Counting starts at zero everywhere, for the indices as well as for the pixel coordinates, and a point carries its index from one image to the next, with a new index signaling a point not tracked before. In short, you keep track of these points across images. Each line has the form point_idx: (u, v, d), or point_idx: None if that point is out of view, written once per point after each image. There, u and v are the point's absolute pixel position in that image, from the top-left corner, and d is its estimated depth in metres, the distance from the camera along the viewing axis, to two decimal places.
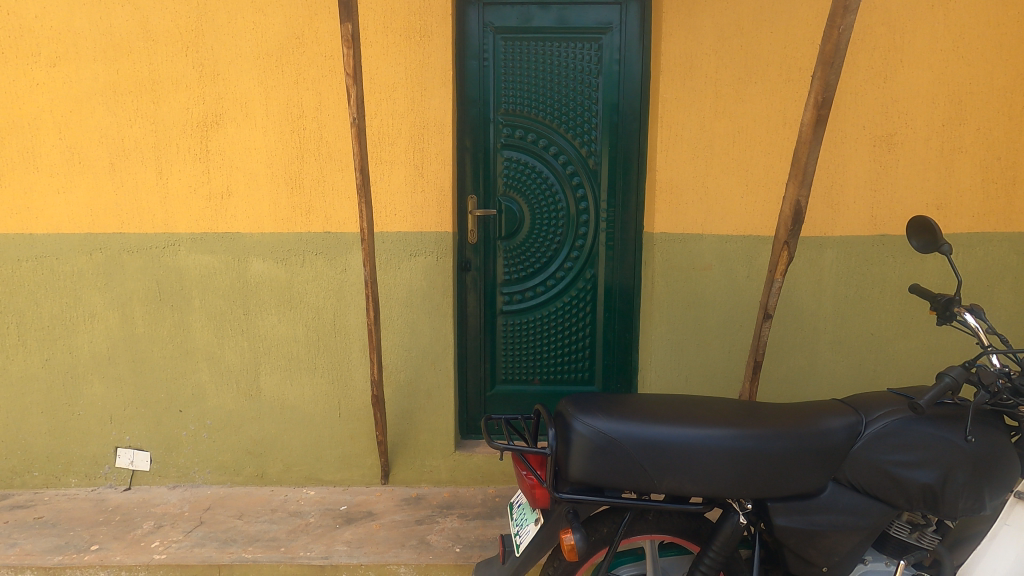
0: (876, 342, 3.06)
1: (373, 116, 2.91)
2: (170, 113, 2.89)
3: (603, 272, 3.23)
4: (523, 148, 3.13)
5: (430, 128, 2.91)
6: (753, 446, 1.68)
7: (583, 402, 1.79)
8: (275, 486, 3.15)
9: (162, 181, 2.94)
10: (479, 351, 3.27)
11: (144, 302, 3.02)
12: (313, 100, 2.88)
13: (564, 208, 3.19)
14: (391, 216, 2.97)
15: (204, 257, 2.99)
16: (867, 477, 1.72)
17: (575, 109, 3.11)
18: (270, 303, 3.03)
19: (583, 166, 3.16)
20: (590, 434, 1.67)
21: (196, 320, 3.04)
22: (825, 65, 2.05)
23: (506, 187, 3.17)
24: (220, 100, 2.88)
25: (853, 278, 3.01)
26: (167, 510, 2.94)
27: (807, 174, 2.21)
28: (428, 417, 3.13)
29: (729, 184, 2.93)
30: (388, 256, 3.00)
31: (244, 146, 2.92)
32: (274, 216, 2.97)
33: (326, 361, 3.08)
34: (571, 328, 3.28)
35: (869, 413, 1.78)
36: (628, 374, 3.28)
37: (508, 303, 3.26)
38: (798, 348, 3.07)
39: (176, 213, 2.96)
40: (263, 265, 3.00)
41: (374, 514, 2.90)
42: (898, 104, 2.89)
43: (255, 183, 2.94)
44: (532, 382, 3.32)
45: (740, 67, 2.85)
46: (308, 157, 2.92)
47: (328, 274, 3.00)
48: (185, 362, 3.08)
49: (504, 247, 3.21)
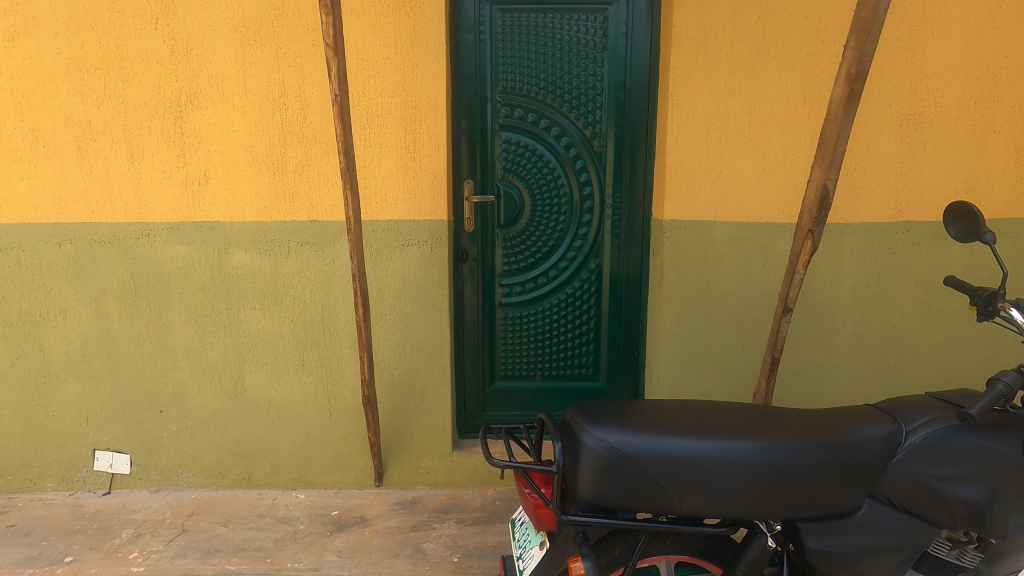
0: (898, 336, 2.88)
1: (361, 96, 2.69)
2: (139, 92, 2.66)
3: (608, 262, 3.04)
4: (522, 129, 2.92)
5: (423, 108, 2.70)
6: (782, 462, 1.51)
7: (591, 408, 1.64)
8: (264, 490, 2.99)
9: (134, 167, 2.72)
10: (477, 345, 3.10)
11: (119, 296, 2.83)
12: (295, 78, 2.66)
13: (567, 193, 2.99)
14: (381, 204, 2.77)
15: (183, 248, 2.79)
16: (907, 493, 1.56)
17: (578, 87, 2.89)
18: (253, 296, 2.84)
19: (587, 149, 2.95)
20: (600, 449, 1.50)
21: (176, 316, 2.86)
22: (860, 32, 1.82)
23: (504, 171, 2.96)
24: (194, 78, 2.66)
25: (875, 268, 2.82)
26: (148, 517, 2.79)
27: (836, 156, 1.99)
28: (423, 416, 2.96)
29: (745, 167, 2.72)
30: (379, 247, 2.80)
31: (221, 127, 2.70)
32: (255, 204, 2.76)
33: (315, 357, 2.90)
34: (574, 321, 3.10)
35: (909, 422, 1.61)
36: (634, 370, 3.11)
37: (507, 296, 3.08)
38: (815, 342, 2.90)
39: (150, 201, 2.75)
40: (245, 256, 2.80)
41: (368, 520, 2.75)
42: (927, 79, 2.67)
43: (234, 167, 2.73)
44: (533, 378, 3.15)
45: (757, 39, 2.63)
46: (291, 140, 2.71)
47: (315, 265, 2.81)
48: (164, 359, 2.89)
49: (503, 236, 3.02)
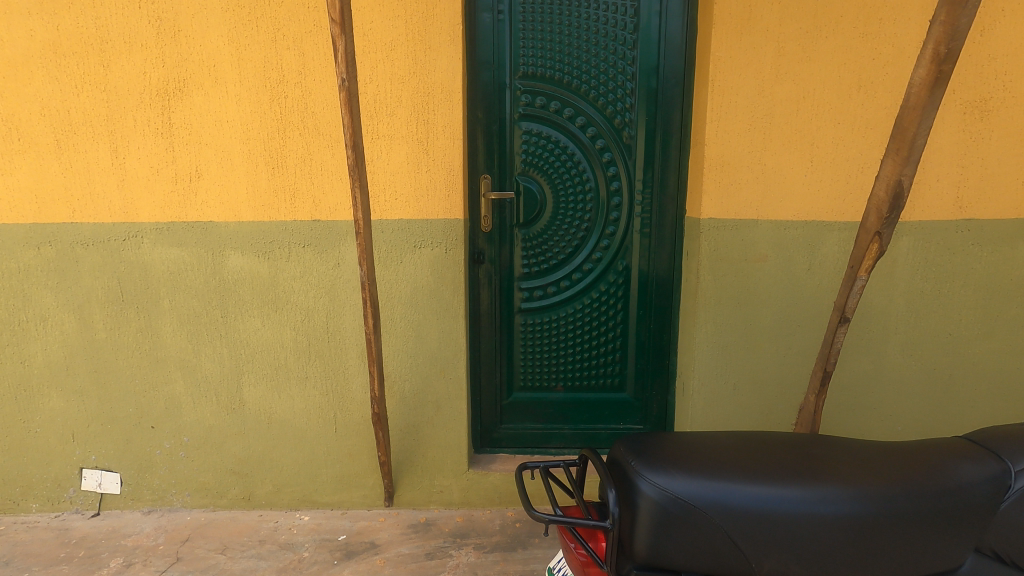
0: (954, 344, 2.64)
1: (368, 82, 2.44)
2: (122, 78, 2.40)
3: (637, 263, 2.80)
4: (544, 119, 2.67)
5: (436, 95, 2.44)
6: (874, 513, 1.28)
7: (642, 445, 1.42)
8: (265, 510, 2.78)
9: (118, 162, 2.47)
10: (494, 353, 2.86)
11: (105, 304, 2.59)
12: (296, 62, 2.40)
13: (592, 189, 2.74)
14: (391, 202, 2.53)
15: (173, 251, 2.55)
16: (1016, 545, 1.33)
17: (606, 72, 2.63)
18: (251, 303, 2.60)
19: (615, 140, 2.70)
20: (660, 499, 1.28)
21: (167, 325, 2.62)
22: (954, 4, 1.55)
23: (524, 165, 2.71)
24: (184, 62, 2.40)
25: (930, 270, 2.58)
26: (140, 543, 2.57)
27: (915, 149, 1.74)
28: (437, 432, 2.73)
29: (790, 161, 2.47)
30: (388, 249, 2.56)
31: (213, 117, 2.44)
32: (252, 202, 2.51)
33: (319, 369, 2.66)
34: (599, 327, 2.86)
35: (1016, 461, 1.37)
36: (664, 380, 2.87)
37: (527, 301, 2.84)
38: (863, 350, 2.66)
39: (137, 200, 2.50)
40: (241, 259, 2.56)
41: (378, 546, 2.54)
42: (995, 62, 2.42)
43: (229, 162, 2.48)
44: (554, 390, 2.92)
45: (807, 18, 2.37)
46: (292, 131, 2.45)
47: (319, 270, 2.57)
48: (155, 372, 2.66)
49: (522, 236, 2.77)
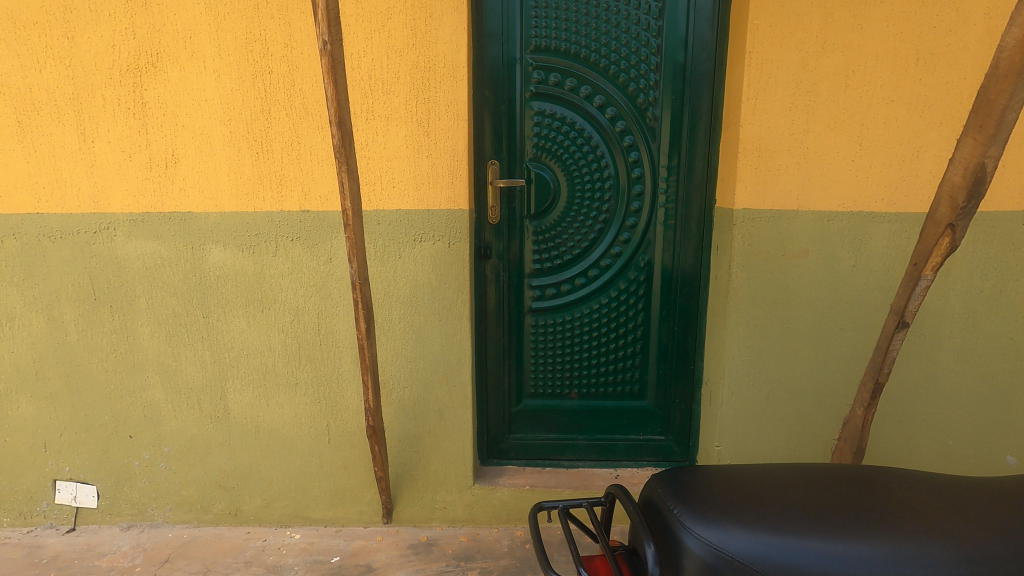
0: (1017, 350, 2.36)
1: (362, 56, 2.18)
2: (89, 52, 2.16)
3: (660, 259, 2.53)
4: (558, 99, 2.41)
5: (438, 70, 2.18)
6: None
7: (687, 488, 1.21)
8: (253, 527, 2.56)
9: (86, 146, 2.23)
10: (502, 356, 2.61)
11: (76, 302, 2.36)
12: (281, 34, 2.15)
13: (611, 176, 2.48)
14: (388, 191, 2.27)
15: (148, 244, 2.31)
16: None
17: (628, 45, 2.36)
18: (235, 302, 2.37)
19: (637, 122, 2.43)
20: (709, 558, 1.07)
21: (144, 326, 2.39)
22: None
23: (536, 150, 2.45)
24: (157, 34, 2.15)
25: (991, 267, 2.30)
26: (115, 564, 2.36)
27: (1004, 125, 1.47)
28: (439, 444, 2.49)
29: (835, 144, 2.20)
30: (385, 242, 2.31)
31: (191, 95, 2.19)
32: (235, 190, 2.27)
33: (310, 374, 2.43)
34: (617, 329, 2.60)
35: None
36: (688, 387, 2.61)
37: (538, 300, 2.59)
38: (913, 356, 2.39)
39: (108, 188, 2.27)
40: (223, 254, 2.32)
41: (374, 570, 2.31)
42: None
43: (209, 145, 2.23)
44: (568, 397, 2.67)
45: None
46: (277, 111, 2.20)
47: (309, 265, 2.32)
48: (132, 376, 2.44)
49: (533, 228, 2.51)
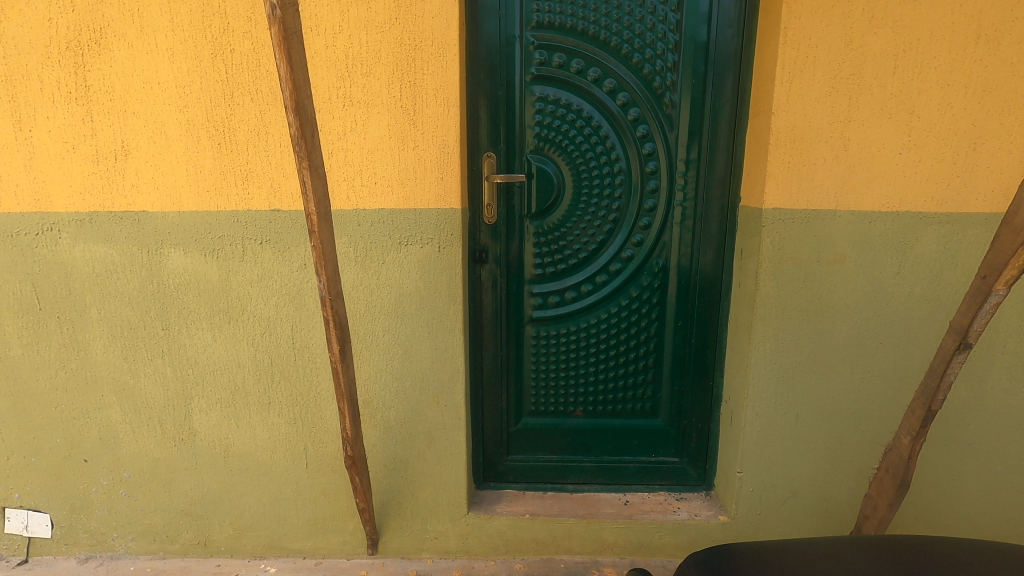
0: None
1: (338, 32, 1.90)
2: (22, 27, 1.87)
3: (676, 263, 2.26)
4: (563, 83, 2.13)
5: (426, 49, 1.90)
6: None
7: None
8: (224, 559, 2.31)
9: (23, 136, 1.95)
10: (500, 371, 2.35)
11: (19, 313, 2.10)
12: (243, 6, 1.86)
13: (621, 171, 2.20)
14: (369, 188, 2.00)
15: (99, 248, 2.04)
16: None
17: (643, 20, 2.07)
18: (199, 313, 2.10)
19: (652, 109, 2.15)
20: None
21: (96, 339, 2.13)
22: None
23: (538, 141, 2.17)
24: (100, 6, 1.86)
25: None
26: None
27: None
28: (430, 469, 2.24)
29: (880, 135, 1.92)
30: (367, 246, 2.04)
31: (140, 77, 1.91)
32: (194, 186, 1.99)
33: (284, 392, 2.17)
34: (627, 340, 2.34)
35: None
36: (706, 404, 2.35)
37: (539, 308, 2.32)
38: (960, 374, 2.12)
39: (50, 184, 1.99)
40: (184, 258, 2.05)
41: None
42: None
43: (163, 135, 1.95)
44: (572, 415, 2.41)
45: None
46: (241, 96, 1.92)
47: (281, 272, 2.05)
48: (85, 395, 2.18)
49: (534, 228, 2.24)
